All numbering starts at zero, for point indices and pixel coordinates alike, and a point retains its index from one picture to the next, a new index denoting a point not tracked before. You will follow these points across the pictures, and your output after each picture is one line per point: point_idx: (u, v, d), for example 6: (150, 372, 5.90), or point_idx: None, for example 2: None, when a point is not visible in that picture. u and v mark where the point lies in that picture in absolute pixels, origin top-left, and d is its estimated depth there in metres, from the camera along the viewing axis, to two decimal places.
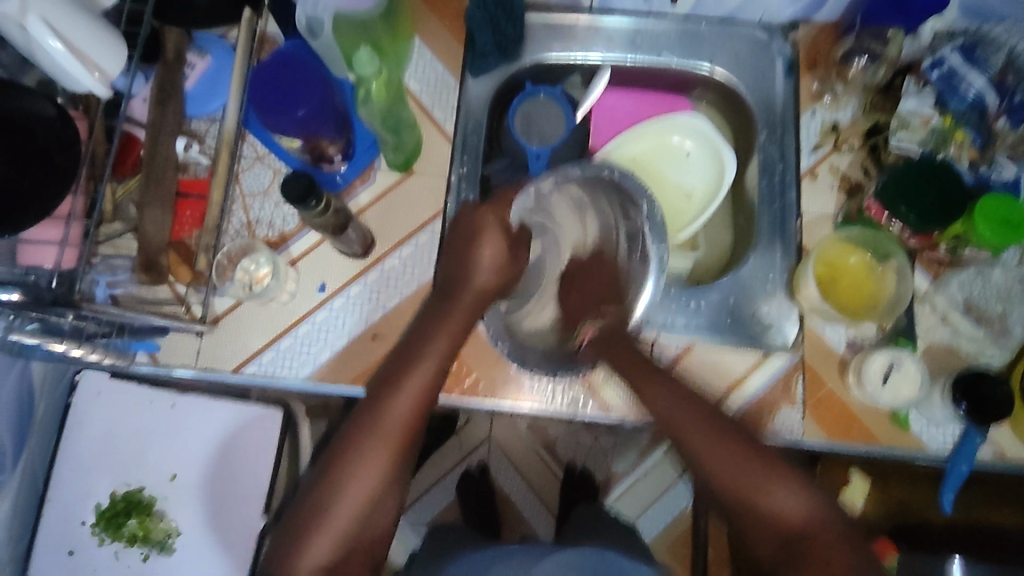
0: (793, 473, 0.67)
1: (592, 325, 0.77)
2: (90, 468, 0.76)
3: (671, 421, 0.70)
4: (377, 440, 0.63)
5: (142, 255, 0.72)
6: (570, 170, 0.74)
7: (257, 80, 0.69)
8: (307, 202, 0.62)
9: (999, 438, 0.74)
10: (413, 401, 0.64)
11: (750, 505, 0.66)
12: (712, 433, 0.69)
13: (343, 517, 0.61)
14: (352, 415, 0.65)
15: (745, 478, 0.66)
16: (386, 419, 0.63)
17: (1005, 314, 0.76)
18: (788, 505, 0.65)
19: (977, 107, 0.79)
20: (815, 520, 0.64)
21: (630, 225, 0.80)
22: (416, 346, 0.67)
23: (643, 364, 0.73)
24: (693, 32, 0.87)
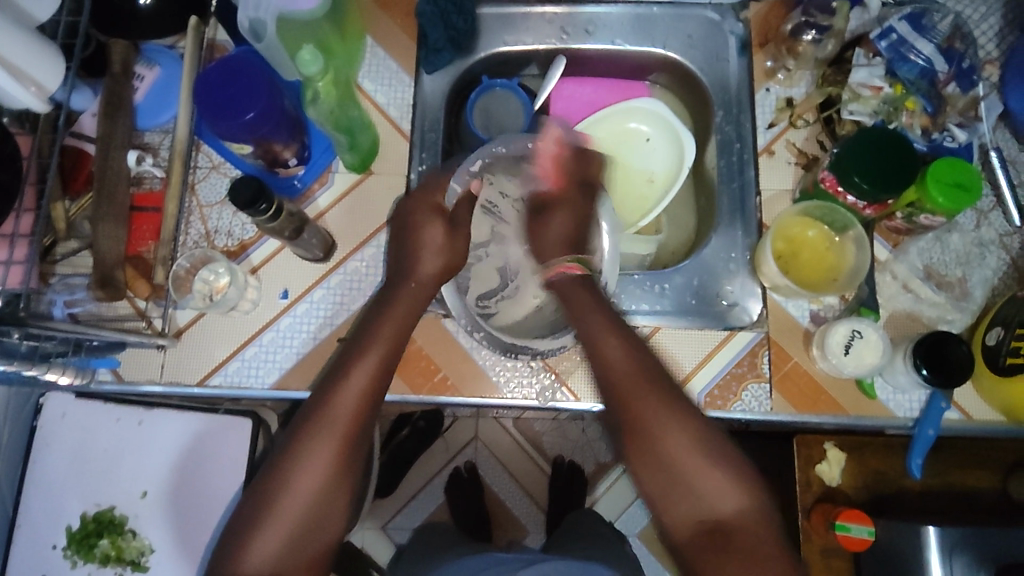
0: (736, 460, 0.62)
1: (572, 262, 0.70)
2: (60, 491, 0.74)
3: (588, 331, 0.67)
4: (322, 431, 0.60)
5: (97, 271, 0.71)
6: (495, 147, 0.76)
7: (203, 87, 0.68)
8: (257, 205, 0.62)
9: (963, 401, 0.76)
10: (360, 392, 0.62)
11: (683, 485, 0.61)
12: (657, 396, 0.63)
13: (289, 511, 0.59)
14: (303, 407, 0.63)
15: (687, 457, 0.61)
16: (331, 410, 0.61)
17: (966, 278, 0.78)
18: (728, 497, 0.60)
19: (927, 74, 0.80)
20: (750, 517, 0.60)
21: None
22: (366, 334, 0.66)
23: (609, 321, 0.67)
24: (646, 16, 0.87)
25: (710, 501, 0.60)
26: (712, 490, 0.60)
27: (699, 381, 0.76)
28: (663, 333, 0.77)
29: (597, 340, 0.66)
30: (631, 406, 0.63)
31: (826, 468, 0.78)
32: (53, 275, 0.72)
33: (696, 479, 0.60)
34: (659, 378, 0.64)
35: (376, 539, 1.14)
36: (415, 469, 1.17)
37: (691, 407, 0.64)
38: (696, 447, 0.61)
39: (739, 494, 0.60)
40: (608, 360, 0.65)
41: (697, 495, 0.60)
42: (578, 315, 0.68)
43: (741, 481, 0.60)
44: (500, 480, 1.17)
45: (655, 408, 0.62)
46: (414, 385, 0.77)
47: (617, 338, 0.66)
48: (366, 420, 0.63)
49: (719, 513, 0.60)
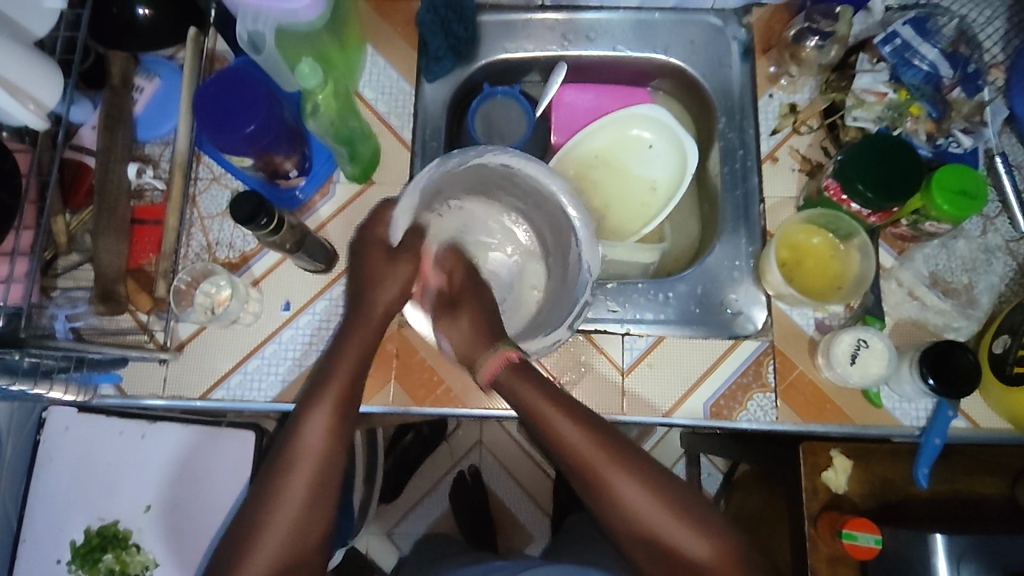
0: (700, 512, 0.63)
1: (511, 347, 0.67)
2: (63, 506, 0.74)
3: (534, 410, 0.64)
4: (291, 464, 0.60)
5: (98, 285, 0.71)
6: (453, 162, 0.68)
7: (202, 101, 0.68)
8: (257, 220, 0.61)
9: (973, 411, 0.79)
10: (325, 429, 0.62)
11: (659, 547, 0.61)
12: (622, 465, 0.62)
13: (270, 545, 0.58)
14: (273, 444, 0.63)
15: (656, 521, 0.61)
16: (297, 443, 0.61)
17: (972, 284, 0.78)
18: (700, 551, 0.61)
19: (932, 80, 0.79)
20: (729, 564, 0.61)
21: (539, 202, 0.74)
22: (327, 364, 0.67)
23: (551, 396, 0.64)
24: (647, 22, 0.87)
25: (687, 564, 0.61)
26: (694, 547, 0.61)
27: (705, 389, 0.76)
28: (668, 342, 0.77)
29: (546, 421, 0.63)
30: (596, 480, 0.62)
31: (834, 475, 0.75)
32: (54, 289, 0.72)
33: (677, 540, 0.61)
34: (615, 444, 0.63)
35: (379, 545, 1.13)
36: (418, 476, 1.16)
37: (650, 464, 0.63)
38: (671, 506, 0.62)
39: (715, 548, 0.61)
40: (565, 441, 0.63)
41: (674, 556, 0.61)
42: (524, 403, 0.64)
43: (711, 530, 0.62)
44: (504, 485, 1.17)
45: (626, 479, 0.61)
46: (416, 397, 0.77)
47: (567, 414, 0.63)
48: (334, 456, 0.62)
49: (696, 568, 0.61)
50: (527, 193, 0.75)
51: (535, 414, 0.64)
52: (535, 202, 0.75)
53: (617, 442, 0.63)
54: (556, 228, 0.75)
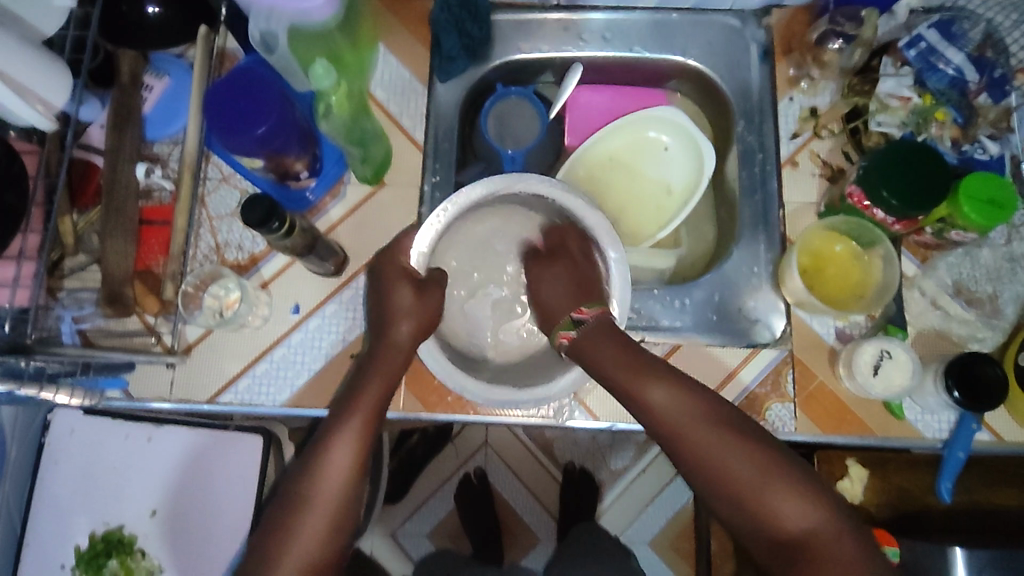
0: (801, 475, 0.60)
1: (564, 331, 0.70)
2: (69, 510, 0.73)
3: (614, 370, 0.65)
4: (309, 506, 0.60)
5: (105, 287, 0.69)
6: (479, 190, 0.71)
7: (212, 103, 0.66)
8: (269, 224, 0.60)
9: (996, 424, 0.76)
10: (351, 453, 0.62)
11: (756, 510, 0.60)
12: (704, 420, 0.63)
13: (294, 561, 0.58)
14: (288, 482, 0.63)
15: (747, 479, 0.60)
16: (313, 485, 0.61)
17: (997, 294, 0.76)
18: (803, 517, 0.59)
19: (957, 84, 0.77)
20: (824, 529, 0.58)
21: (561, 217, 0.77)
22: (348, 398, 0.66)
23: (627, 356, 0.66)
24: (664, 23, 0.85)
25: (782, 523, 0.59)
26: (785, 506, 0.59)
27: (722, 399, 0.74)
28: (684, 351, 0.76)
29: (626, 383, 0.64)
30: (686, 439, 0.62)
31: (850, 486, 0.73)
32: (61, 290, 0.71)
33: (768, 498, 0.60)
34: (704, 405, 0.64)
35: (382, 548, 1.10)
36: (423, 477, 1.14)
37: (743, 425, 0.63)
38: (761, 468, 0.60)
39: (808, 507, 0.59)
40: (652, 402, 0.64)
41: (772, 520, 0.59)
42: (606, 371, 0.66)
43: (806, 492, 0.59)
44: (512, 487, 1.14)
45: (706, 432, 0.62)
46: (428, 404, 0.76)
47: (645, 373, 0.65)
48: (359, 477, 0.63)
49: (795, 535, 0.59)
50: (546, 207, 0.77)
51: (620, 381, 0.65)
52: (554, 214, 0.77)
53: (708, 403, 0.64)
54: (578, 240, 0.77)
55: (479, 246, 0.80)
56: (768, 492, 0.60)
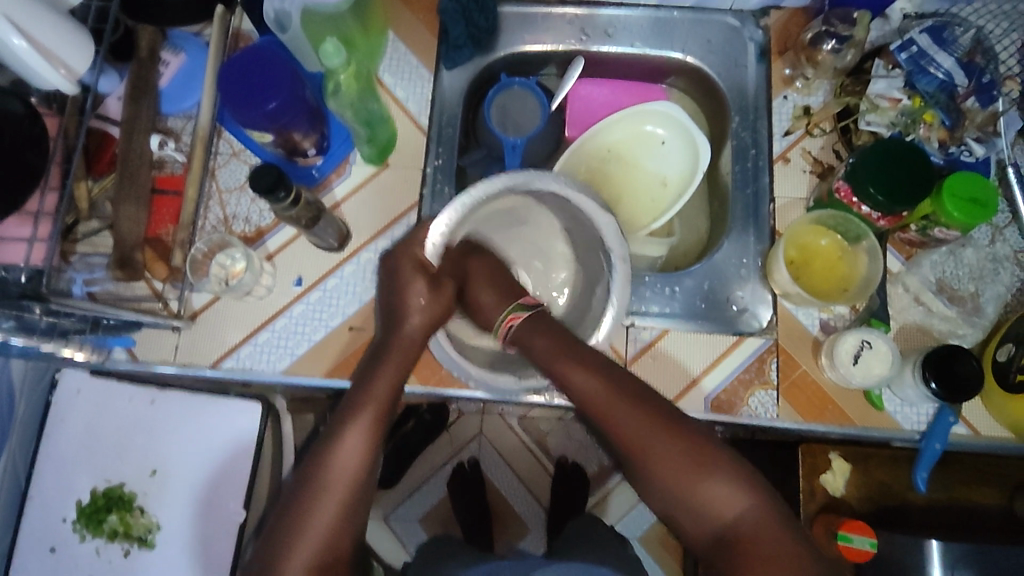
0: (727, 461, 0.63)
1: (511, 313, 0.74)
2: (72, 466, 0.76)
3: (547, 360, 0.69)
4: (323, 491, 0.62)
5: (117, 251, 0.72)
6: (494, 187, 0.72)
7: (226, 77, 0.69)
8: (276, 193, 0.63)
9: (970, 416, 0.78)
10: (359, 448, 0.64)
11: (686, 496, 0.62)
12: (631, 408, 0.65)
13: (312, 542, 0.59)
14: (300, 470, 0.64)
15: (677, 467, 0.63)
16: (330, 468, 0.63)
17: (978, 293, 0.78)
18: (723, 498, 0.61)
19: (946, 87, 0.79)
20: (745, 511, 0.60)
21: (569, 208, 0.79)
22: (360, 388, 0.68)
23: (559, 347, 0.68)
24: (665, 20, 0.88)
25: (704, 504, 0.62)
26: (708, 489, 0.62)
27: (707, 384, 0.77)
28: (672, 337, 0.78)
29: (559, 373, 0.67)
30: (615, 430, 0.65)
31: (831, 478, 0.76)
32: (73, 253, 0.74)
33: (692, 483, 0.62)
34: (632, 396, 0.66)
35: (377, 531, 1.14)
36: (418, 463, 1.18)
37: (670, 414, 0.65)
38: (686, 455, 0.63)
39: (729, 489, 0.61)
40: (582, 392, 0.66)
41: (704, 506, 0.62)
42: (541, 359, 0.69)
43: (733, 477, 0.61)
44: (504, 475, 1.18)
45: (634, 423, 0.64)
46: (422, 378, 0.78)
47: (574, 362, 0.67)
48: (370, 465, 0.65)
49: (728, 518, 0.61)
50: (560, 202, 0.79)
51: (553, 369, 0.68)
52: (564, 204, 0.79)
53: (634, 391, 0.66)
54: (585, 230, 0.80)
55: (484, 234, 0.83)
56: (692, 477, 0.62)
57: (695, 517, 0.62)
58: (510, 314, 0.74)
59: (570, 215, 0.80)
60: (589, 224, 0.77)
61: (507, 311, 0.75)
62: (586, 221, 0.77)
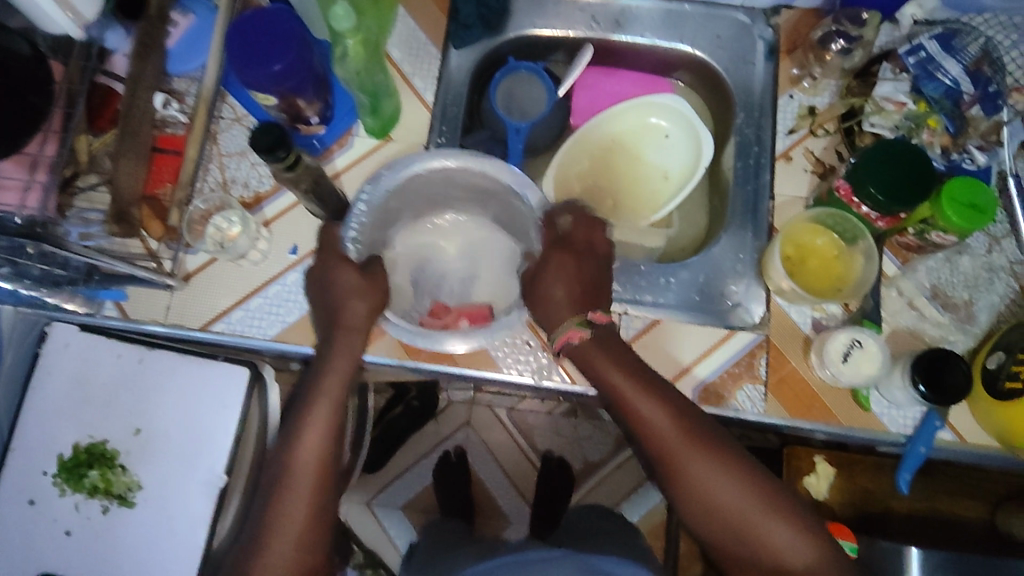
0: (788, 503, 0.63)
1: (578, 327, 0.68)
2: (56, 418, 0.75)
3: (613, 387, 0.67)
4: (289, 492, 0.64)
5: (113, 207, 0.71)
6: (384, 181, 0.73)
7: (231, 37, 0.69)
8: (275, 153, 0.62)
9: (958, 422, 0.76)
10: (313, 457, 0.65)
11: (745, 535, 0.63)
12: (699, 443, 0.64)
13: (287, 537, 0.62)
14: (268, 469, 0.66)
15: (740, 504, 0.63)
16: (291, 471, 0.64)
17: (972, 301, 0.78)
18: (786, 540, 0.62)
19: (952, 94, 0.80)
20: (810, 553, 0.62)
21: (483, 191, 0.77)
22: (309, 384, 0.68)
23: (625, 373, 0.67)
24: (677, 12, 0.88)
25: (769, 548, 0.62)
26: (769, 531, 0.62)
27: (690, 379, 0.76)
28: (663, 327, 0.78)
29: (626, 402, 0.66)
30: (681, 466, 0.64)
31: (815, 482, 0.78)
32: (70, 207, 0.73)
33: (755, 525, 0.62)
34: (696, 430, 0.65)
35: (360, 515, 1.14)
36: (402, 450, 1.18)
37: (735, 453, 0.65)
38: (751, 495, 0.63)
39: (794, 533, 0.62)
40: (648, 422, 0.65)
41: (766, 549, 0.62)
42: (605, 383, 0.67)
43: (796, 519, 0.62)
44: (489, 468, 1.18)
45: (702, 461, 0.64)
46: (411, 351, 0.77)
47: (643, 392, 0.66)
48: (330, 460, 0.66)
49: (790, 561, 0.62)
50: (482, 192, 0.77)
51: (613, 390, 0.67)
52: (470, 187, 0.77)
53: (705, 432, 0.65)
54: (511, 212, 0.78)
55: (436, 236, 0.83)
56: (756, 520, 0.63)
57: (755, 558, 0.63)
58: (572, 327, 0.68)
59: (501, 203, 0.78)
60: (516, 202, 0.75)
61: (569, 321, 0.69)
62: (512, 199, 0.75)
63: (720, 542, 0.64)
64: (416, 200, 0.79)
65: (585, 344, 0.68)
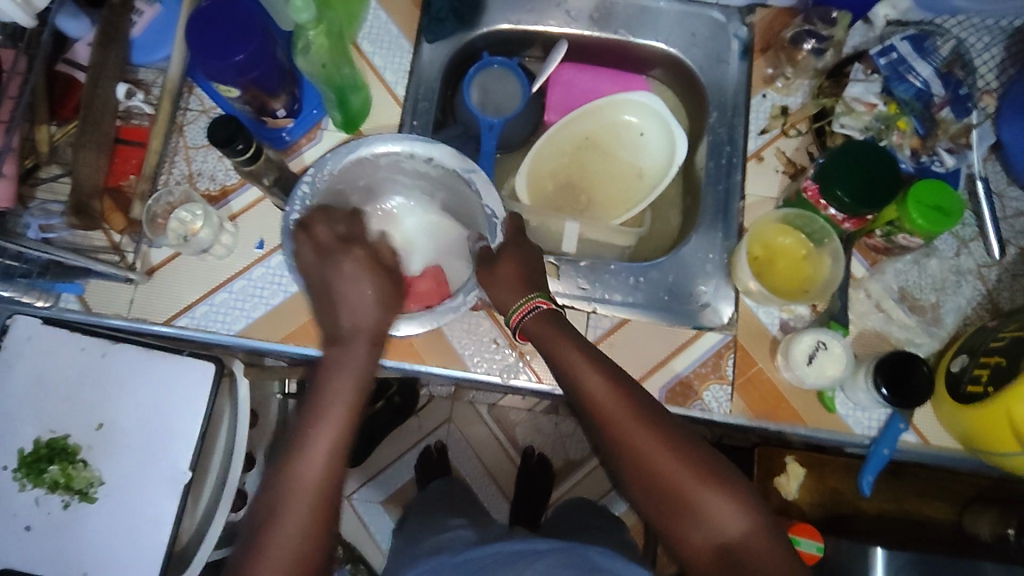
0: (731, 478, 0.59)
1: (541, 299, 0.68)
2: (16, 412, 0.74)
3: (559, 355, 0.66)
4: (285, 507, 0.56)
5: (73, 198, 0.70)
6: (327, 167, 0.73)
7: (193, 27, 0.68)
8: (233, 145, 0.62)
9: (923, 424, 0.76)
10: (320, 472, 0.58)
11: (680, 506, 0.58)
12: (639, 411, 0.62)
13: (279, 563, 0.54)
14: (263, 486, 0.58)
15: (673, 472, 0.59)
16: (291, 486, 0.57)
17: (939, 303, 0.78)
18: (722, 514, 0.57)
19: (922, 96, 0.80)
20: (747, 529, 0.57)
21: (426, 177, 0.79)
22: (317, 392, 0.62)
23: (572, 343, 0.66)
24: (652, 9, 0.87)
25: (705, 519, 0.57)
26: (705, 503, 0.58)
27: (656, 380, 0.76)
28: (631, 326, 0.78)
29: (569, 369, 0.65)
30: (619, 433, 0.61)
31: (785, 482, 0.78)
32: (32, 199, 0.73)
33: (691, 495, 0.58)
34: (639, 402, 0.63)
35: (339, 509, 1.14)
36: (382, 446, 1.17)
37: (678, 428, 0.62)
38: (689, 466, 0.59)
39: (733, 508, 0.57)
40: (589, 389, 0.64)
41: (702, 523, 0.57)
42: (552, 351, 0.66)
43: (736, 494, 0.58)
44: (468, 464, 1.17)
45: (640, 427, 0.61)
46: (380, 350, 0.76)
47: (588, 360, 0.65)
48: (336, 477, 0.59)
49: (729, 540, 0.57)
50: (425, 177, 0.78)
51: (560, 359, 0.66)
52: (420, 175, 0.79)
53: (647, 402, 0.63)
54: (455, 198, 0.80)
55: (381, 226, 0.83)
56: (693, 490, 0.58)
57: (692, 531, 0.58)
58: (537, 300, 0.68)
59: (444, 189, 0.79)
60: (458, 187, 0.77)
61: (527, 297, 0.69)
62: (454, 184, 0.77)
63: (657, 516, 0.60)
64: (359, 186, 0.79)
65: (537, 320, 0.68)
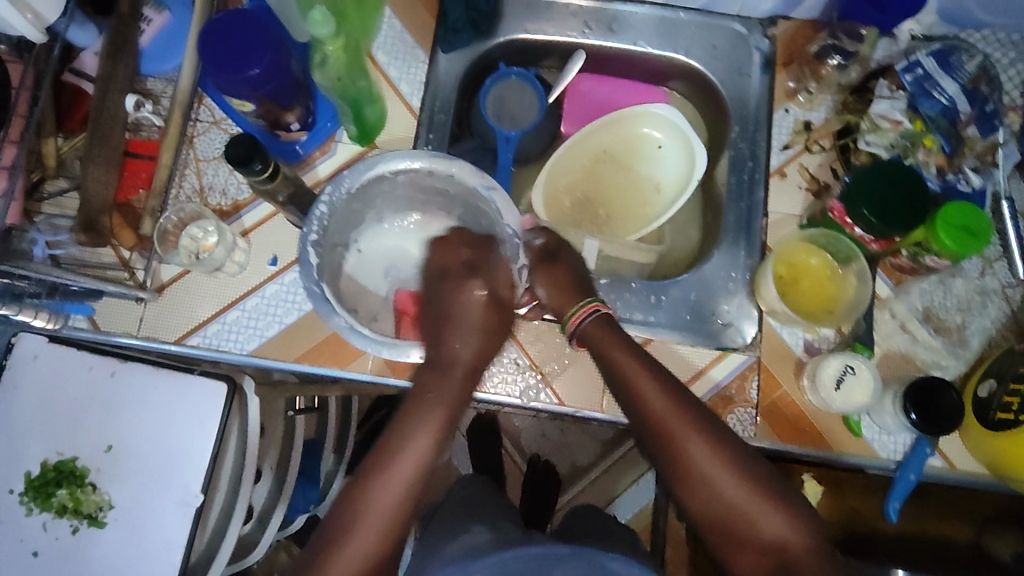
0: (780, 490, 0.61)
1: (595, 303, 0.69)
2: (24, 434, 0.72)
3: (614, 362, 0.67)
4: (355, 526, 0.61)
5: (82, 214, 0.69)
6: (345, 184, 0.71)
7: (206, 41, 0.66)
8: (251, 164, 0.60)
9: (950, 451, 0.75)
10: (394, 497, 0.62)
11: (732, 514, 0.61)
12: (693, 420, 0.64)
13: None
14: (337, 503, 0.63)
15: (724, 481, 0.61)
16: (364, 510, 0.61)
17: (964, 325, 0.77)
18: (773, 525, 0.59)
19: (948, 113, 0.79)
20: (797, 539, 0.59)
21: (445, 194, 0.77)
22: (404, 421, 0.65)
23: (627, 350, 0.67)
24: (672, 20, 0.85)
25: (755, 527, 0.60)
26: (757, 513, 0.60)
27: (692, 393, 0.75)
28: (653, 347, 0.76)
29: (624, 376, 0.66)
30: (672, 441, 0.63)
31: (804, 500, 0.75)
32: (38, 214, 0.70)
33: (743, 505, 0.60)
34: (695, 414, 0.64)
35: None
36: None
37: (730, 439, 0.63)
38: (741, 476, 0.61)
39: (785, 519, 0.59)
40: (643, 398, 0.65)
41: (752, 531, 0.60)
42: (606, 359, 0.67)
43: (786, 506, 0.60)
44: None
45: (693, 436, 0.63)
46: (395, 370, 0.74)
47: (642, 368, 0.66)
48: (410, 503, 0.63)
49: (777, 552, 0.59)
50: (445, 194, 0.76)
51: (615, 366, 0.67)
52: (438, 191, 0.77)
53: (698, 411, 0.64)
54: (473, 216, 0.77)
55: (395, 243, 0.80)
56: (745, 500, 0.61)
57: (742, 539, 0.61)
58: (595, 304, 0.69)
59: (466, 206, 0.77)
60: (479, 203, 0.74)
61: (586, 301, 0.70)
62: (475, 199, 0.74)
63: (707, 521, 0.63)
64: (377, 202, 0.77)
65: (592, 326, 0.69)
